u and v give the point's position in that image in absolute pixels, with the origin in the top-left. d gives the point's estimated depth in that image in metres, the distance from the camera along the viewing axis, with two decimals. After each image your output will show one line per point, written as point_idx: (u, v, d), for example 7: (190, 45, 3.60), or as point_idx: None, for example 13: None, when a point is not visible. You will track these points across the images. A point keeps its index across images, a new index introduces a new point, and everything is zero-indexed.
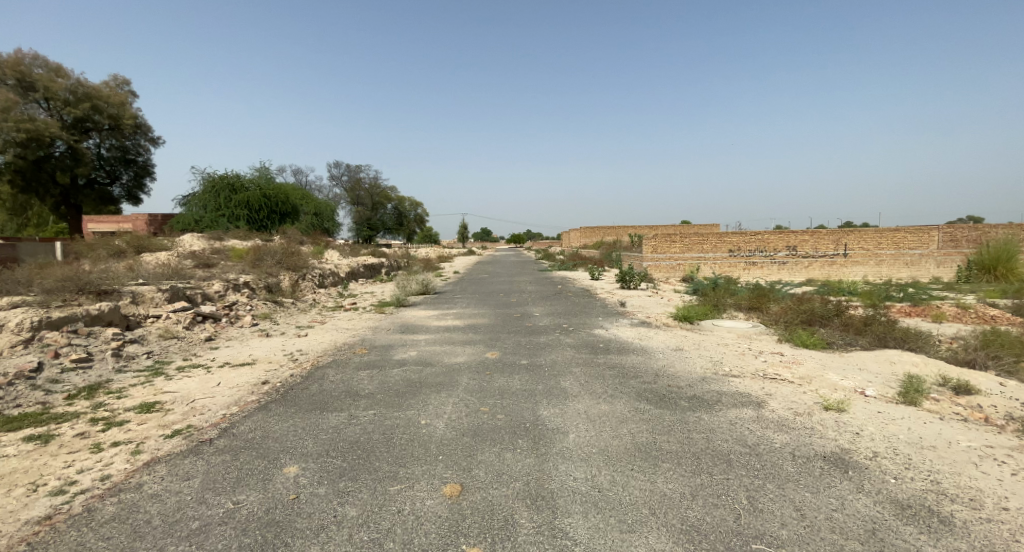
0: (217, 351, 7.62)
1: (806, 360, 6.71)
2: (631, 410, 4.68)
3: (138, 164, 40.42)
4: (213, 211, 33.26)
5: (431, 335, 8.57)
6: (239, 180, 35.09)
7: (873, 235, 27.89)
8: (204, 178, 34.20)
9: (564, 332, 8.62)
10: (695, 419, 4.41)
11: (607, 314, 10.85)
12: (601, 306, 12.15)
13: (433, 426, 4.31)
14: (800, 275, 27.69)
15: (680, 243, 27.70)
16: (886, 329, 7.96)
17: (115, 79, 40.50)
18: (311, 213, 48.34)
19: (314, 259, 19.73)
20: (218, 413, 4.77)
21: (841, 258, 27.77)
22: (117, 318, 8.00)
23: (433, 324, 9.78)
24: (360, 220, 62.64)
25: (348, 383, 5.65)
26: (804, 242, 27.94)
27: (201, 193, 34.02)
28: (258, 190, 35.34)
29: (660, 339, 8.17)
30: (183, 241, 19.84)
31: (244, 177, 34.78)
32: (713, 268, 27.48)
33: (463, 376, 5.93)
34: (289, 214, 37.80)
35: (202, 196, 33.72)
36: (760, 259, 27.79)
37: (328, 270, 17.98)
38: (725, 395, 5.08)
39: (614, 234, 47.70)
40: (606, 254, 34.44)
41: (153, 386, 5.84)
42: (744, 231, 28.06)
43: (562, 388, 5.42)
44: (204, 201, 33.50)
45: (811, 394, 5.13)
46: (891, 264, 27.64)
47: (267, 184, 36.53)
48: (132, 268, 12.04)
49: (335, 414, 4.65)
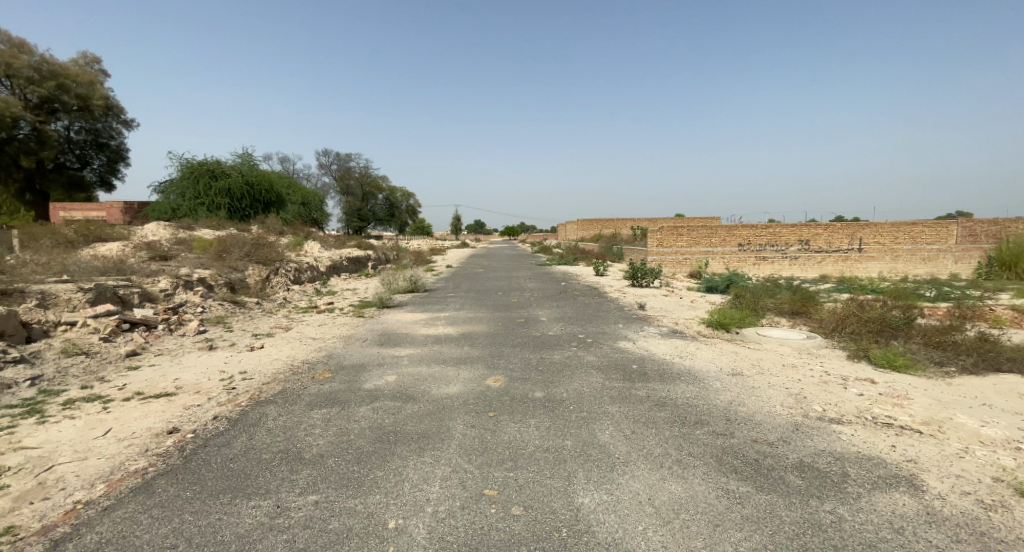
0: (135, 373, 5.83)
1: (911, 391, 5.04)
2: (722, 497, 2.97)
3: (111, 148, 38.14)
4: (191, 199, 31.12)
5: (418, 350, 6.84)
6: (218, 166, 32.89)
7: (890, 229, 26.45)
8: (181, 164, 31.98)
9: (582, 346, 6.91)
10: (834, 521, 2.72)
11: (627, 320, 9.17)
12: (616, 308, 10.50)
13: (409, 537, 2.59)
14: (812, 271, 26.26)
15: (687, 237, 26.06)
16: (987, 344, 6.34)
17: (84, 57, 37.96)
18: (297, 202, 46.18)
19: (291, 251, 17.85)
20: (68, 502, 3.01)
21: (856, 253, 26.32)
22: (12, 328, 6.15)
23: (419, 333, 8.02)
24: (350, 210, 60.48)
25: (290, 436, 3.90)
26: (818, 236, 26.39)
27: (178, 180, 31.80)
28: (239, 177, 33.16)
29: (706, 355, 6.46)
30: (144, 230, 17.80)
31: (224, 163, 32.57)
32: (722, 263, 26.00)
33: (457, 421, 4.19)
34: (273, 203, 35.69)
35: (179, 183, 31.50)
36: (771, 253, 26.29)
37: (305, 264, 16.12)
38: (848, 462, 3.40)
39: (613, 227, 46.10)
40: (606, 248, 32.86)
41: (10, 437, 4.05)
42: (755, 223, 26.44)
43: (601, 445, 3.69)
44: (182, 188, 31.29)
45: (975, 462, 3.46)
46: (908, 260, 26.45)
47: (250, 171, 34.35)
48: (62, 261, 10.12)
49: (252, 506, 2.91)
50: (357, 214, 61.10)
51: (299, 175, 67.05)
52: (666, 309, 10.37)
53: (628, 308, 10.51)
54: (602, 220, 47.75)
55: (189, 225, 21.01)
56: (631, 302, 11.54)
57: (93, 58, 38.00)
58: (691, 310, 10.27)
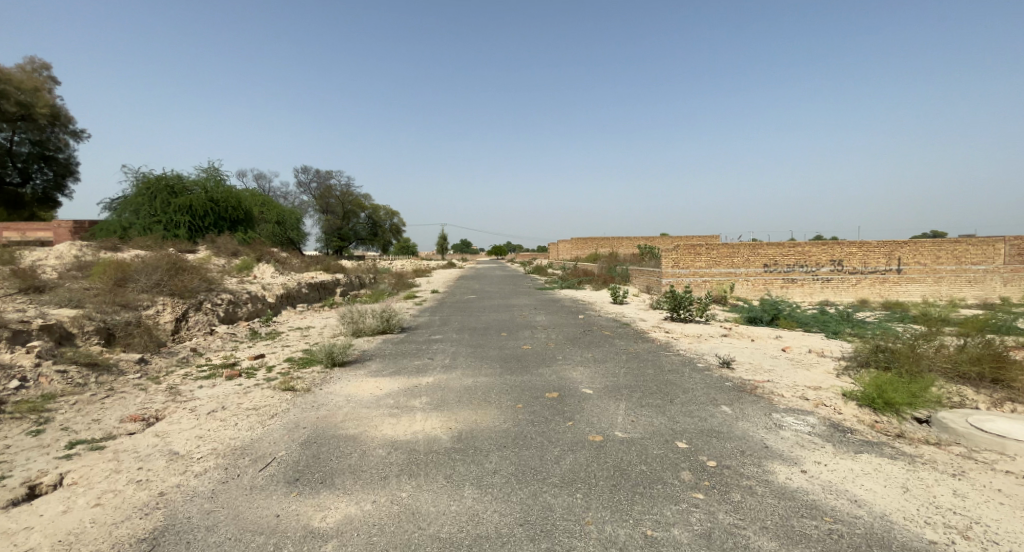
0: None
1: None
2: None
3: (59, 163, 34.05)
4: (144, 217, 27.01)
5: (366, 507, 3.17)
6: (180, 181, 28.98)
7: (931, 248, 23.58)
8: (135, 178, 27.84)
9: (709, 488, 3.36)
10: None
11: (728, 396, 5.60)
12: (690, 368, 6.92)
13: None
14: (848, 295, 23.28)
15: (707, 256, 22.91)
16: None
17: (30, 61, 33.94)
18: (271, 221, 42.27)
19: (234, 277, 14.03)
20: None
21: (895, 275, 23.39)
22: None
23: (375, 443, 4.31)
24: (330, 230, 56.64)
25: None
26: (852, 255, 23.39)
27: (132, 196, 27.64)
28: (202, 193, 29.21)
29: (1014, 528, 2.88)
30: (41, 254, 13.75)
31: (185, 178, 28.69)
32: (745, 287, 22.94)
33: None
34: (241, 222, 31.72)
35: (131, 199, 27.35)
36: (802, 275, 23.21)
37: (244, 294, 12.26)
38: None
39: (610, 245, 43.09)
40: (610, 268, 29.58)
41: None
42: (783, 242, 23.35)
43: None
44: (134, 206, 27.23)
45: None
46: (950, 282, 23.55)
47: (215, 186, 30.40)
48: None
49: None
50: (337, 234, 57.18)
51: (276, 194, 63.04)
52: (770, 369, 6.81)
53: (708, 366, 6.95)
54: (599, 238, 44.62)
55: (115, 245, 16.93)
56: (700, 352, 8.00)
57: (41, 63, 33.98)
58: (808, 372, 6.72)
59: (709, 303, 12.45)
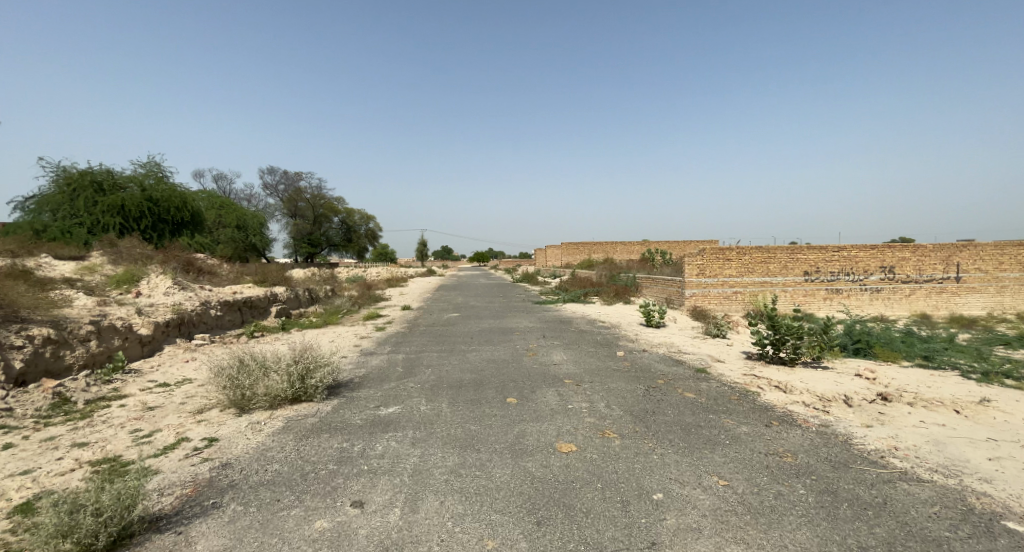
0: None
1: None
2: None
3: None
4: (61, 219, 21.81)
5: None
6: (112, 177, 23.81)
7: (993, 251, 20.12)
8: (56, 172, 22.65)
9: None
10: None
11: None
12: None
13: None
14: (901, 309, 19.59)
15: (737, 263, 18.96)
16: None
17: None
18: (229, 226, 37.20)
19: (91, 297, 9.29)
20: None
21: (953, 284, 19.82)
22: None
23: None
24: (299, 236, 51.48)
25: None
26: (904, 261, 19.75)
27: (48, 194, 22.35)
28: (139, 191, 23.89)
29: None
30: None
31: (117, 171, 23.53)
32: (782, 298, 19.13)
33: None
34: (189, 226, 26.58)
35: (48, 197, 22.01)
36: (847, 285, 19.45)
37: (82, 325, 7.47)
38: None
39: (606, 252, 39.15)
40: (614, 276, 25.51)
41: None
42: (825, 245, 19.57)
43: None
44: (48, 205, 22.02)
45: None
46: (1014, 292, 20.08)
47: (155, 184, 25.10)
48: None
49: None
50: (306, 240, 51.95)
51: (241, 198, 57.62)
52: None
53: None
54: (592, 243, 40.51)
55: None
56: (954, 473, 3.68)
57: None
58: None
59: (825, 333, 7.92)
